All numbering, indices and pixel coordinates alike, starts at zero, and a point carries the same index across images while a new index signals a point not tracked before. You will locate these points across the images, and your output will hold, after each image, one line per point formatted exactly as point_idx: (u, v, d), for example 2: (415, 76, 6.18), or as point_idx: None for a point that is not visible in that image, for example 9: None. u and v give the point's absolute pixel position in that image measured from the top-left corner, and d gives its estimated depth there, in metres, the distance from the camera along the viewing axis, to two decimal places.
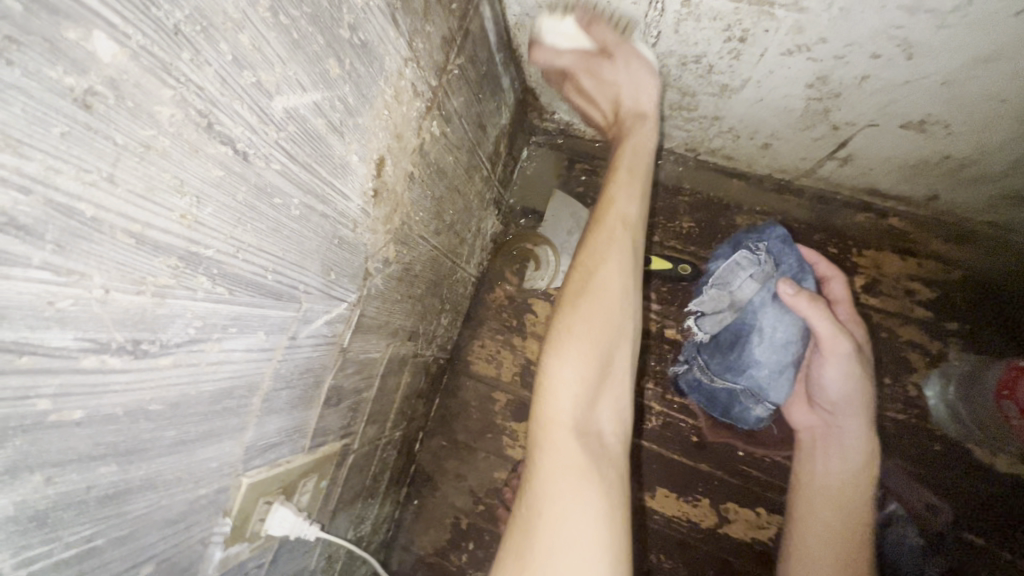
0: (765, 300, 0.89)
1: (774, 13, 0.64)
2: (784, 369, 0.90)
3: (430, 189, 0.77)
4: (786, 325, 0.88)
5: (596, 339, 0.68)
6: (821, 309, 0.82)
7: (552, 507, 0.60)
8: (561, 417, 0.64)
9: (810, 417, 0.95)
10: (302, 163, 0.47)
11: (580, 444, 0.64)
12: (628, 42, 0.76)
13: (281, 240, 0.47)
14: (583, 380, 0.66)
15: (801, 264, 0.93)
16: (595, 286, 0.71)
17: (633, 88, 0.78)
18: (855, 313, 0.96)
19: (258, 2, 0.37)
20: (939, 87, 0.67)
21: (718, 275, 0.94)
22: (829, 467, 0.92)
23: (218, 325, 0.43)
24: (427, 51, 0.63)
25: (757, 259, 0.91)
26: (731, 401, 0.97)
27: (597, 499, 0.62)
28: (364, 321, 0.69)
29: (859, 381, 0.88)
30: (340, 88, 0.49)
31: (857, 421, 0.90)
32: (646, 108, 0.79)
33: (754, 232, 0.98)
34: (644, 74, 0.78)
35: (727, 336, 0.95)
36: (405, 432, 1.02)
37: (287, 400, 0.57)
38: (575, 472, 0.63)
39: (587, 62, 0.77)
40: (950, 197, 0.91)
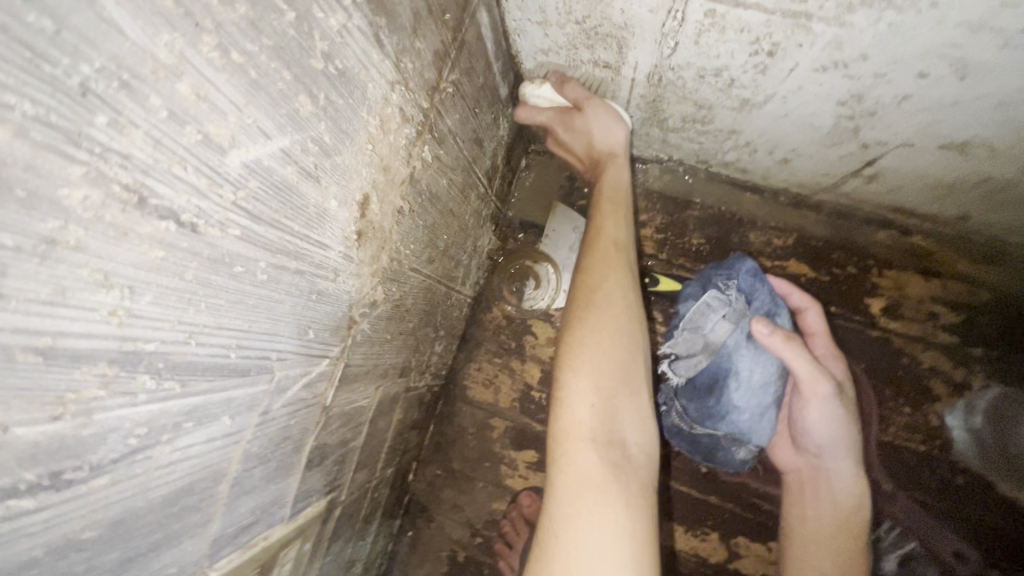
0: (739, 342, 0.85)
1: (811, 27, 0.56)
2: (765, 411, 0.87)
3: (421, 218, 0.69)
4: (763, 366, 0.84)
5: (611, 347, 0.65)
6: (796, 347, 0.80)
7: (572, 521, 0.55)
8: (576, 428, 0.61)
9: (795, 457, 0.92)
10: (266, 221, 0.39)
11: (600, 453, 0.59)
12: (598, 98, 0.82)
13: (246, 311, 0.40)
14: (599, 389, 0.63)
15: (773, 298, 0.89)
16: (601, 297, 0.69)
17: (604, 132, 0.84)
18: (833, 345, 0.92)
19: (202, 40, 0.29)
20: (990, 110, 0.60)
21: (688, 318, 0.88)
22: (820, 509, 0.89)
23: (168, 425, 0.36)
24: (418, 71, 0.56)
25: (728, 299, 0.86)
26: (713, 446, 0.92)
27: (619, 510, 0.56)
28: (349, 372, 0.62)
29: (843, 420, 0.86)
30: (314, 127, 0.41)
31: (845, 460, 0.87)
32: (618, 147, 0.85)
33: (722, 266, 0.92)
34: (613, 121, 0.83)
35: (703, 380, 0.88)
36: (398, 466, 0.96)
37: (262, 476, 0.50)
38: (596, 484, 0.57)
39: (565, 118, 0.86)
40: (982, 218, 0.85)
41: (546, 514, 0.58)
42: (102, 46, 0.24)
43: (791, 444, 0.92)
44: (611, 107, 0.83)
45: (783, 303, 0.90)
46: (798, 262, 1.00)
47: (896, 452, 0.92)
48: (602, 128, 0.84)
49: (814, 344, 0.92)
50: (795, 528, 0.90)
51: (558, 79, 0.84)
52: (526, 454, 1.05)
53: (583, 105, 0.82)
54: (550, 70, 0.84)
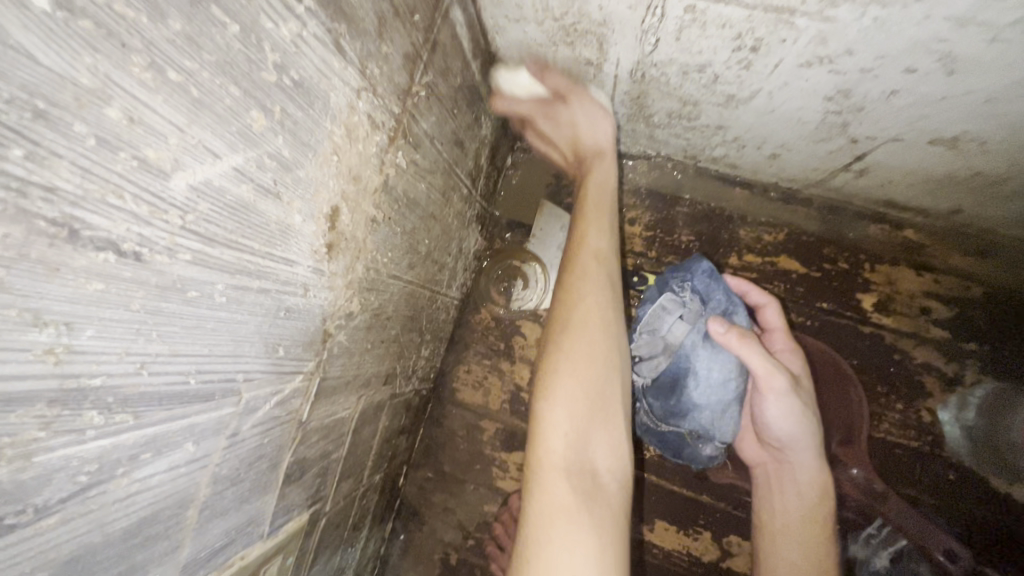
0: (696, 341, 0.84)
1: (794, 22, 0.54)
2: (726, 407, 0.85)
3: (399, 225, 0.68)
4: (722, 363, 0.83)
5: (585, 377, 0.63)
6: (751, 345, 0.79)
7: (545, 554, 0.54)
8: (551, 457, 0.60)
9: (760, 452, 0.91)
10: (222, 242, 0.38)
11: (573, 486, 0.58)
12: (580, 86, 0.80)
13: (205, 335, 0.39)
14: (574, 419, 0.61)
15: (729, 296, 0.88)
16: (574, 323, 0.67)
17: (590, 126, 0.82)
18: (793, 341, 0.90)
19: (131, 60, 0.28)
20: (980, 104, 0.58)
21: (646, 320, 0.89)
22: (788, 505, 0.87)
23: (123, 459, 0.35)
24: (387, 76, 0.54)
25: (683, 299, 0.87)
26: (681, 444, 0.92)
27: (591, 541, 0.55)
28: (326, 385, 0.60)
29: (803, 416, 0.84)
30: (270, 142, 0.39)
31: (809, 454, 0.86)
32: (604, 146, 0.82)
33: (680, 268, 0.93)
34: (599, 115, 0.81)
35: (664, 380, 0.88)
36: (387, 471, 0.95)
37: (234, 497, 0.49)
38: (568, 515, 0.57)
39: (545, 109, 0.83)
40: (974, 211, 0.84)
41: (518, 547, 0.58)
42: (14, 75, 0.23)
43: (755, 437, 0.91)
44: (597, 100, 0.81)
45: (739, 300, 0.89)
46: (790, 258, 0.98)
47: (888, 449, 0.91)
48: (584, 119, 0.81)
49: (773, 340, 0.91)
50: (764, 521, 0.88)
51: (536, 64, 0.79)
52: (517, 456, 1.04)
53: (566, 95, 0.80)
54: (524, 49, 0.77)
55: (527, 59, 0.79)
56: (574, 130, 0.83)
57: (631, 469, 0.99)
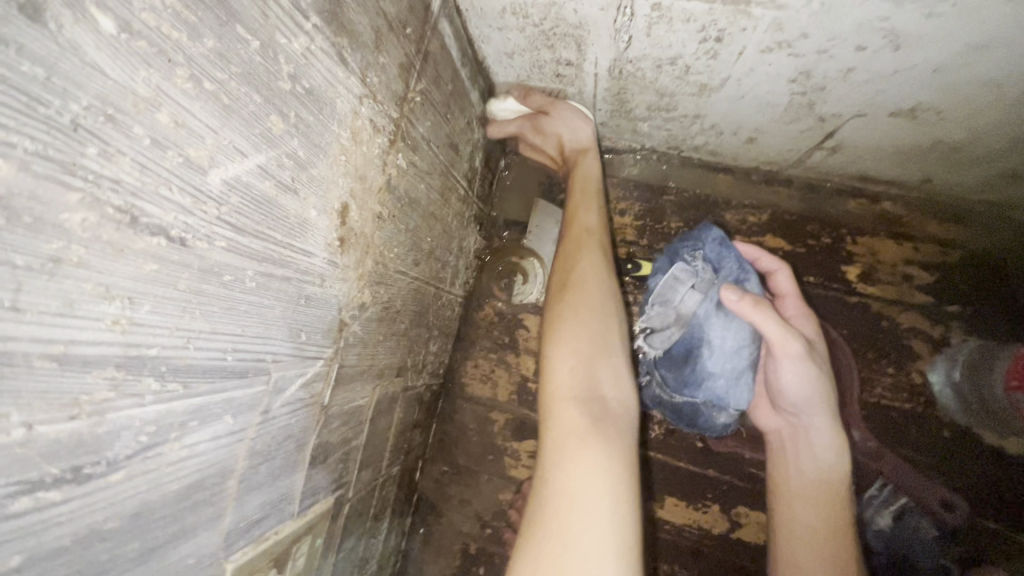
0: (709, 311, 0.86)
1: (750, 11, 0.60)
2: (740, 375, 0.87)
3: (403, 223, 0.73)
4: (735, 333, 0.85)
5: (585, 322, 0.73)
6: (766, 310, 0.80)
7: (561, 469, 0.61)
8: (561, 389, 0.68)
9: (775, 419, 0.92)
10: (250, 233, 0.43)
11: (583, 413, 0.65)
12: (561, 101, 0.90)
13: (239, 316, 0.44)
14: (579, 357, 0.70)
15: (741, 265, 0.91)
16: (573, 283, 0.78)
17: (571, 130, 0.92)
18: (806, 307, 0.93)
19: (175, 73, 0.33)
20: (929, 75, 0.63)
21: (658, 292, 0.91)
22: (802, 468, 0.88)
23: (175, 424, 0.39)
24: (385, 83, 0.59)
25: (695, 270, 0.89)
26: (694, 412, 0.95)
27: (603, 454, 0.62)
28: (344, 372, 0.65)
29: (817, 380, 0.84)
30: (287, 143, 0.45)
31: (822, 417, 0.85)
32: (586, 142, 0.92)
33: (690, 240, 0.95)
34: (579, 121, 0.91)
35: (678, 351, 0.91)
36: (404, 465, 0.99)
37: (268, 473, 0.54)
38: (580, 435, 0.63)
39: (531, 122, 0.94)
40: (943, 179, 0.89)
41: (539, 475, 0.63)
42: (88, 86, 0.28)
43: (769, 406, 0.92)
44: (574, 108, 0.91)
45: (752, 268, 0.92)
46: (775, 237, 1.03)
47: (883, 412, 0.95)
48: (564, 127, 0.92)
49: (786, 304, 0.93)
50: (781, 487, 0.90)
51: (519, 90, 0.93)
52: (528, 444, 1.08)
53: (547, 110, 0.91)
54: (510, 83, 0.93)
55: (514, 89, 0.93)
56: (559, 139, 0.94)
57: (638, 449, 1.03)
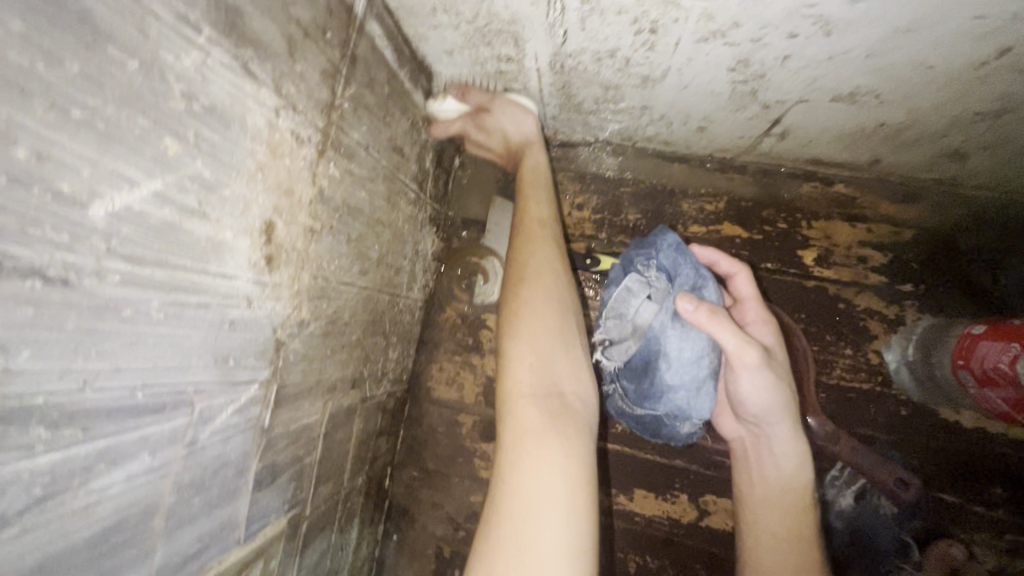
0: (665, 322, 0.83)
1: (680, 2, 0.58)
2: (701, 385, 0.84)
3: (343, 233, 0.71)
4: (692, 343, 0.82)
5: (544, 317, 0.72)
6: (721, 320, 0.76)
7: (517, 469, 0.60)
8: (519, 385, 0.66)
9: (737, 427, 0.91)
10: (151, 263, 0.41)
11: (541, 410, 0.65)
12: (501, 96, 0.88)
13: (147, 350, 0.42)
14: (537, 353, 0.69)
15: (697, 270, 0.88)
16: (529, 274, 0.76)
17: (515, 124, 0.89)
18: (766, 310, 0.89)
19: (33, 104, 0.31)
20: (863, 60, 0.63)
21: (612, 305, 0.88)
22: (765, 474, 0.87)
23: (78, 470, 0.37)
24: (306, 92, 0.57)
25: (649, 280, 0.86)
26: (658, 423, 0.93)
27: (561, 451, 0.62)
28: (286, 391, 0.63)
29: (778, 388, 0.82)
30: (189, 165, 0.43)
31: (784, 427, 0.84)
32: (531, 135, 0.90)
33: (643, 247, 0.92)
34: (522, 114, 0.89)
35: (637, 363, 0.88)
36: (370, 474, 0.98)
37: (203, 504, 0.52)
38: (538, 432, 0.63)
39: (472, 120, 0.91)
40: (891, 159, 0.89)
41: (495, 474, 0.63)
42: None
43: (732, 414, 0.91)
44: (513, 101, 0.88)
45: (708, 274, 0.89)
46: (732, 224, 1.03)
47: (842, 394, 0.96)
48: (508, 122, 0.89)
49: (746, 309, 0.90)
50: (745, 492, 0.89)
51: (458, 88, 0.89)
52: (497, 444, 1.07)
53: (487, 106, 0.88)
54: (448, 81, 0.90)
55: (452, 87, 0.90)
56: (504, 134, 0.91)
57: (606, 444, 1.03)
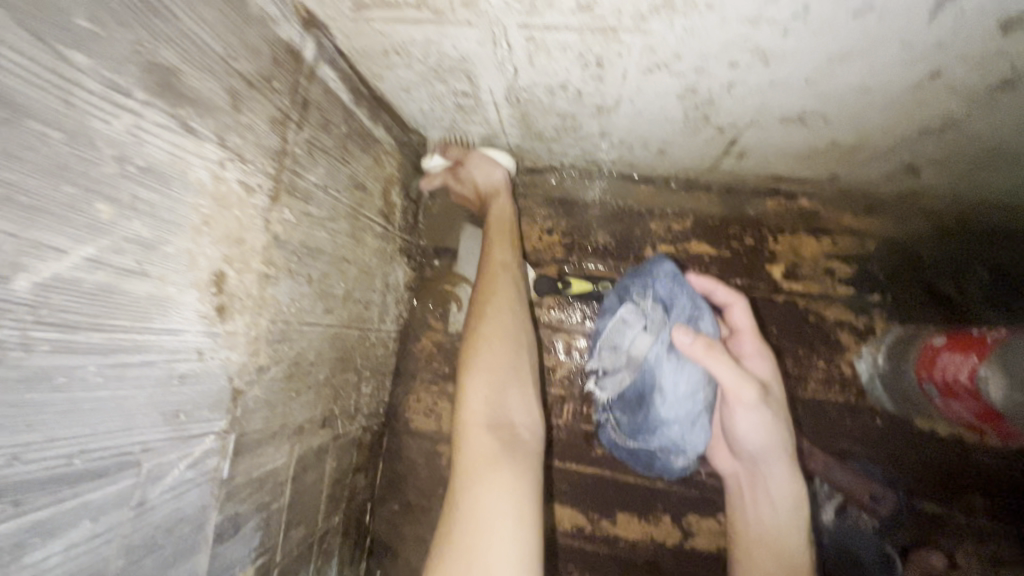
0: (659, 354, 0.79)
1: (620, 38, 0.60)
2: (696, 420, 0.81)
3: (303, 274, 0.71)
4: (688, 377, 0.78)
5: (500, 354, 0.77)
6: (717, 355, 0.74)
7: (469, 494, 0.62)
8: (473, 414, 0.70)
9: (733, 463, 0.89)
10: (85, 328, 0.40)
11: (492, 437, 0.68)
12: (476, 151, 0.98)
13: (85, 416, 0.41)
14: (490, 382, 0.74)
15: (694, 301, 0.84)
16: (489, 312, 0.81)
17: (485, 174, 0.98)
18: (763, 343, 0.88)
19: None
20: (804, 85, 0.64)
21: (606, 336, 0.87)
22: (760, 514, 0.85)
23: (10, 546, 0.37)
24: (253, 142, 0.57)
25: (644, 311, 0.84)
26: (652, 457, 0.91)
27: (509, 475, 0.64)
28: (247, 440, 0.63)
29: (773, 425, 0.81)
30: (125, 227, 0.42)
31: (780, 465, 0.82)
32: (499, 184, 0.98)
33: (640, 276, 0.90)
34: (492, 166, 0.98)
35: (631, 396, 0.86)
36: (347, 512, 0.97)
37: (157, 564, 0.51)
38: (488, 456, 0.65)
39: (450, 172, 1.00)
40: (848, 175, 0.91)
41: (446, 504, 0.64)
42: None
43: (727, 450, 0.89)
44: (487, 155, 0.98)
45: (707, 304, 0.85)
46: (700, 242, 1.03)
47: (817, 407, 0.96)
48: (481, 173, 0.98)
49: (742, 342, 0.88)
50: (741, 533, 0.88)
51: (440, 146, 1.00)
52: None
53: (463, 159, 0.99)
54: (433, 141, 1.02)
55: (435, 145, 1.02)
56: (475, 184, 1.01)
57: (586, 469, 1.02)
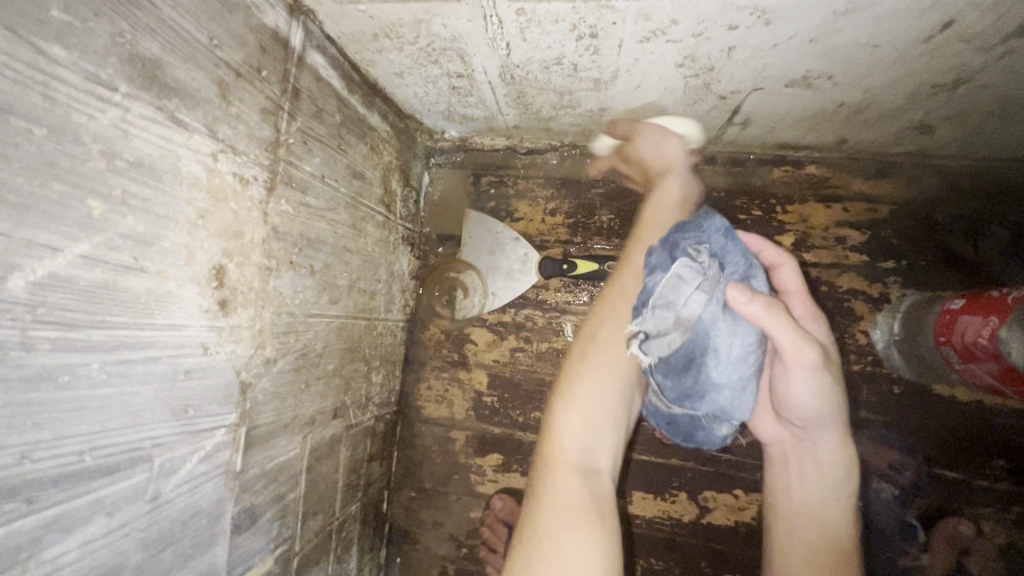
0: (715, 314, 0.71)
1: (613, 5, 0.58)
2: (746, 383, 0.74)
3: (305, 266, 0.71)
4: (744, 338, 0.71)
5: (603, 390, 0.73)
6: (781, 316, 0.63)
7: (553, 539, 0.59)
8: (567, 456, 0.68)
9: (779, 429, 0.83)
10: (85, 325, 0.40)
11: (582, 482, 0.66)
12: (643, 123, 0.87)
13: (92, 413, 0.41)
14: (588, 425, 0.71)
15: (748, 260, 0.76)
16: (597, 339, 0.77)
17: (655, 150, 0.87)
18: (812, 304, 0.83)
19: None
20: (807, 45, 0.62)
21: (656, 293, 0.72)
22: (808, 485, 0.83)
23: (26, 542, 0.37)
24: (245, 132, 0.57)
25: (700, 266, 0.72)
26: (692, 426, 0.82)
27: (596, 527, 0.61)
28: (258, 432, 0.63)
29: (835, 392, 0.73)
30: (120, 222, 0.42)
31: (834, 433, 0.77)
32: (670, 164, 0.87)
33: (688, 226, 0.79)
34: (662, 139, 0.86)
35: (678, 358, 0.75)
36: (364, 499, 0.98)
37: (175, 556, 0.52)
38: (578, 504, 0.63)
39: (623, 148, 0.92)
40: (857, 138, 0.88)
41: (524, 532, 0.63)
42: None
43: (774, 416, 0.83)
44: (656, 124, 0.85)
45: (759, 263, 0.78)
46: None
47: None
48: (649, 148, 0.87)
49: (795, 303, 0.82)
50: (779, 500, 0.87)
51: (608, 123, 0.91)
52: (491, 458, 1.06)
53: (631, 133, 0.88)
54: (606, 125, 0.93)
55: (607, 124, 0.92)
56: (644, 160, 0.90)
57: None
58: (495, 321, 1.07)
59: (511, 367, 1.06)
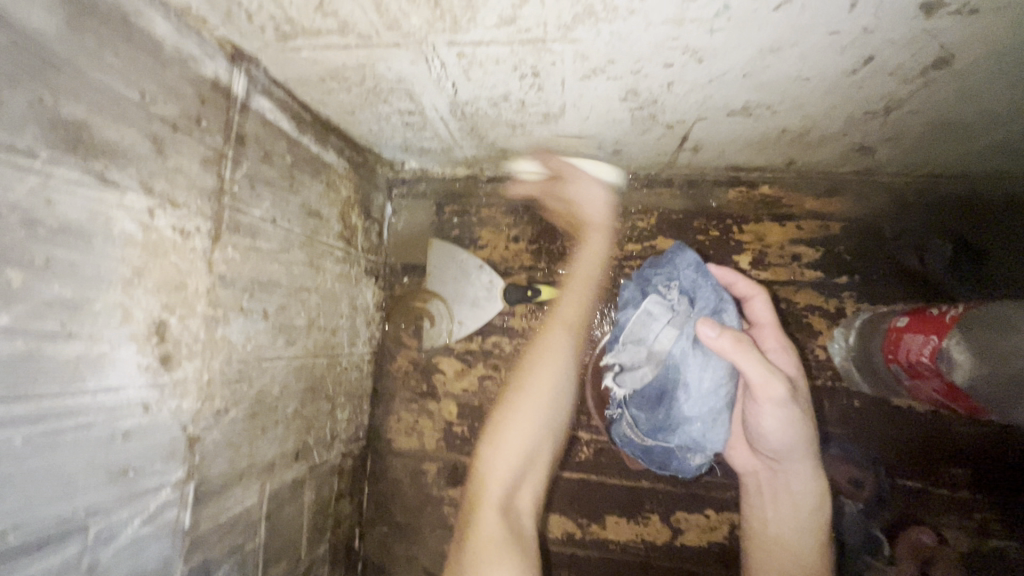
0: (685, 349, 0.81)
1: (551, 47, 0.59)
2: (717, 415, 0.83)
3: (257, 310, 0.70)
4: (713, 371, 0.80)
5: (523, 433, 0.82)
6: (743, 348, 0.73)
7: None
8: (491, 496, 0.78)
9: (752, 459, 0.88)
10: (5, 400, 0.39)
11: (502, 525, 0.75)
12: (571, 165, 0.95)
13: (16, 489, 0.40)
14: (509, 465, 0.80)
15: (718, 295, 0.84)
16: (525, 391, 0.85)
17: (587, 200, 0.97)
18: (786, 336, 0.86)
19: None
20: (741, 79, 0.63)
21: (630, 329, 0.86)
22: (779, 513, 0.86)
23: None
24: (184, 184, 0.56)
25: (670, 303, 0.84)
26: (668, 456, 0.90)
27: None
28: (208, 485, 0.62)
29: (800, 424, 0.79)
30: (43, 289, 0.42)
31: (804, 466, 0.82)
32: (595, 219, 0.98)
33: (662, 267, 0.90)
34: (594, 188, 0.97)
35: (652, 390, 0.85)
36: (333, 539, 0.96)
37: None
38: (498, 542, 0.73)
39: (547, 186, 0.99)
40: (804, 160, 0.90)
41: None
42: None
43: (747, 447, 0.87)
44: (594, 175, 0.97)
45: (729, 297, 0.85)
46: (665, 238, 1.03)
47: None
48: (586, 198, 0.97)
49: (765, 335, 0.86)
50: (755, 530, 0.89)
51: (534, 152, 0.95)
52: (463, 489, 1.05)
53: (563, 175, 0.96)
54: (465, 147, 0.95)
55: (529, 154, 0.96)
56: (576, 207, 0.99)
57: (573, 475, 1.02)
58: (462, 349, 1.07)
59: (479, 396, 1.05)
